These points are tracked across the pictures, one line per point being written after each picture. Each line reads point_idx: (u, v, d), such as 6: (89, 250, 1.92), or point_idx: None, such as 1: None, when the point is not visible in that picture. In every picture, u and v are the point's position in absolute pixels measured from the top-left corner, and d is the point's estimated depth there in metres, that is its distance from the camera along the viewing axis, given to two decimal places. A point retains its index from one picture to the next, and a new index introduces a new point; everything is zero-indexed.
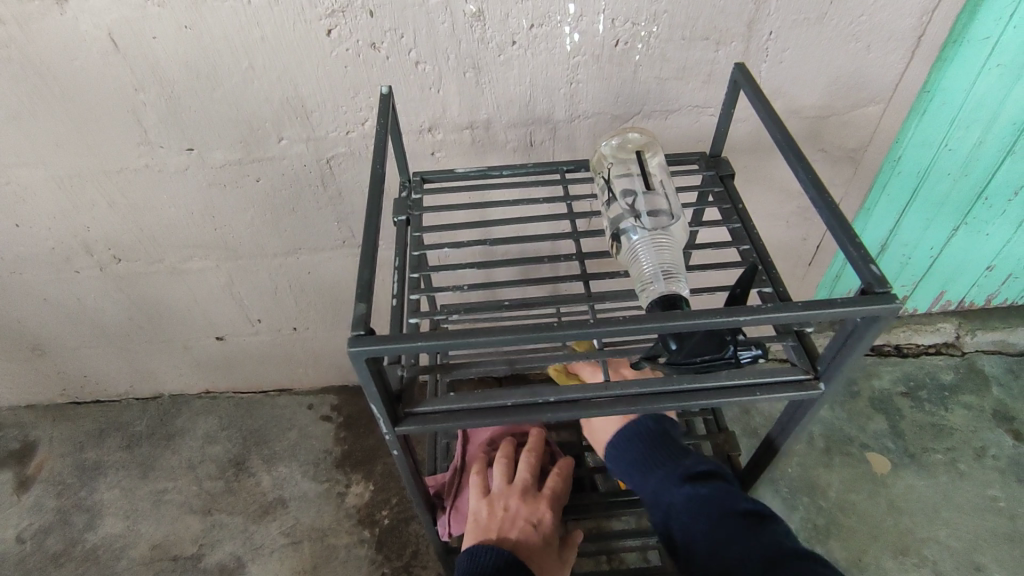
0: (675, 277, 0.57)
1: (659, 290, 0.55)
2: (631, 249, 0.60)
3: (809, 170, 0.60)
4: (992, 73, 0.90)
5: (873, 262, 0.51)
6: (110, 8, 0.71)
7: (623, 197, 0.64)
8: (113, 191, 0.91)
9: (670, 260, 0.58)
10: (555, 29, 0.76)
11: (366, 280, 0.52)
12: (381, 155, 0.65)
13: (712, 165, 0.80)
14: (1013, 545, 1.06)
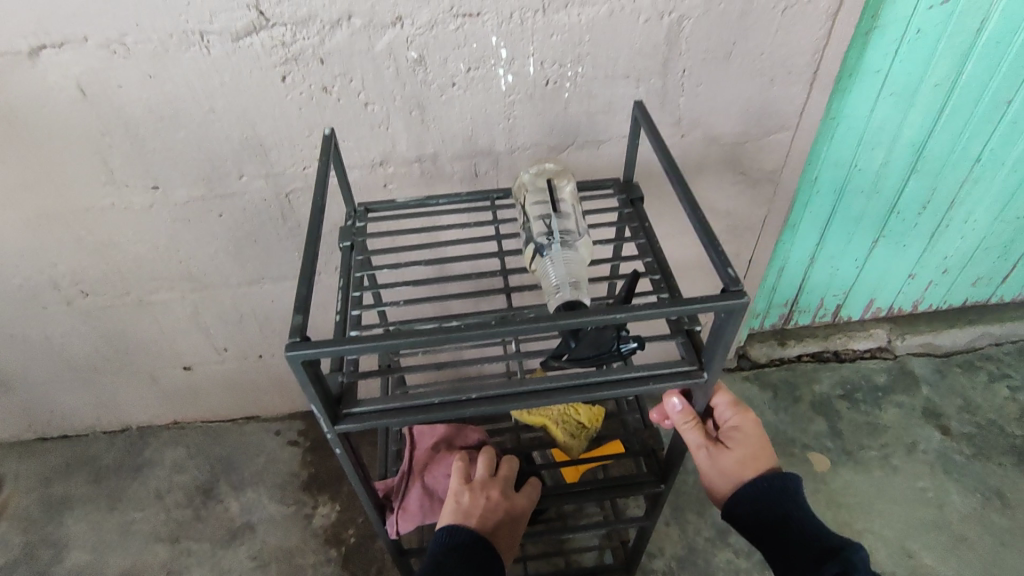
0: (579, 285, 0.64)
1: (563, 294, 0.62)
2: (543, 263, 0.67)
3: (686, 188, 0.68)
4: (887, 101, 1.01)
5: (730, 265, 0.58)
6: (78, 60, 0.77)
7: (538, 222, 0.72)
8: (80, 228, 0.96)
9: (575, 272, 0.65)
10: (490, 71, 0.84)
11: (304, 295, 0.58)
12: (325, 187, 0.72)
13: (624, 189, 0.88)
14: (941, 532, 1.14)
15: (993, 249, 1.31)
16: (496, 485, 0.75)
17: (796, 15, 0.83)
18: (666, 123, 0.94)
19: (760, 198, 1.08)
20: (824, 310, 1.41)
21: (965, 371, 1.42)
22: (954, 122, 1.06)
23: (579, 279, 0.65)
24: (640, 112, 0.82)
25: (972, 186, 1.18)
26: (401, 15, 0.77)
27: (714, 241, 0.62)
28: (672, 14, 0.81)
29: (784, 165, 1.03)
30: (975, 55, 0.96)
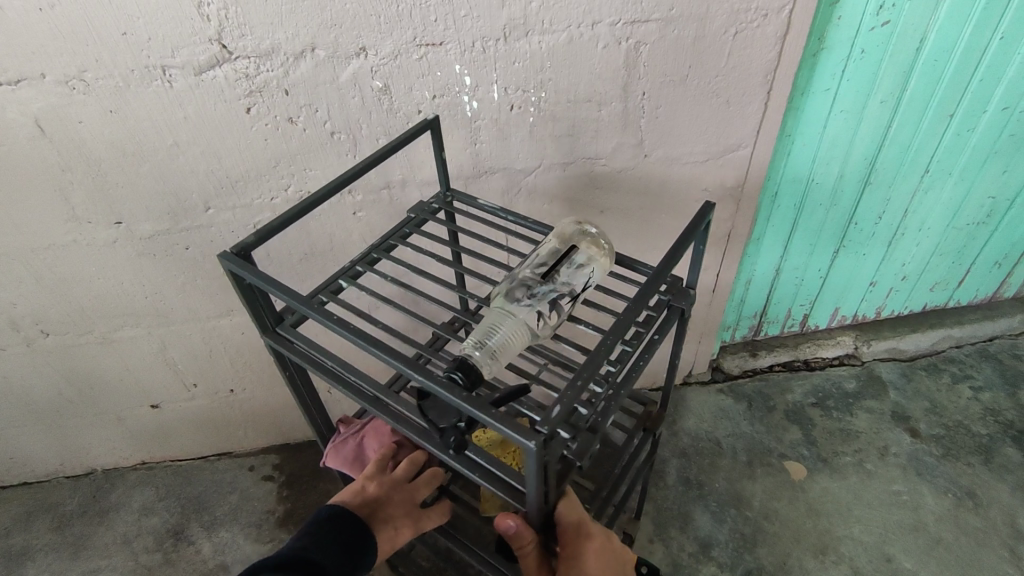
0: (500, 352, 0.60)
1: (474, 356, 0.59)
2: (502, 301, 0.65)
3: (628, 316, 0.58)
4: (839, 118, 1.06)
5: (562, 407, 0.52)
6: (36, 97, 0.76)
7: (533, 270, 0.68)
8: (39, 266, 0.94)
9: (504, 346, 0.61)
10: (455, 98, 0.86)
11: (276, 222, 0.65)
12: (366, 167, 0.73)
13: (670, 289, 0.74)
14: (917, 533, 1.16)
15: (947, 255, 1.36)
16: (401, 489, 0.77)
17: (747, 38, 0.86)
18: (629, 144, 0.96)
19: (723, 214, 1.11)
20: (792, 320, 1.44)
21: (929, 374, 1.46)
22: (901, 135, 1.11)
23: (501, 355, 0.60)
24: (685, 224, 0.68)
25: (923, 195, 1.23)
26: (364, 46, 0.79)
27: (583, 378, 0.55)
28: (629, 40, 0.84)
29: (744, 181, 1.06)
30: (917, 72, 1.01)
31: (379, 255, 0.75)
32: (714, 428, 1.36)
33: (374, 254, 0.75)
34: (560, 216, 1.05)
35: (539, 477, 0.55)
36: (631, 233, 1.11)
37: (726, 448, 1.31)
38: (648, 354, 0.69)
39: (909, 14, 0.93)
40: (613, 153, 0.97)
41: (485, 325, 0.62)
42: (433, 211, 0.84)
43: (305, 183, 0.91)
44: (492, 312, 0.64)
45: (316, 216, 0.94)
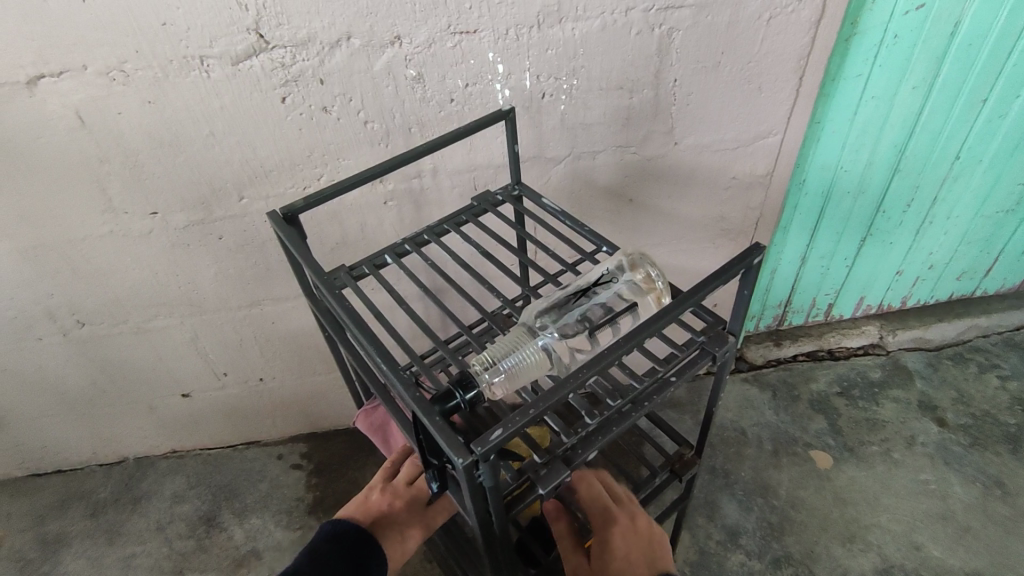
0: (512, 380, 0.55)
1: (484, 377, 0.53)
2: (539, 325, 0.58)
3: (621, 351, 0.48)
4: (869, 104, 1.05)
5: (505, 429, 0.44)
6: (77, 88, 0.77)
7: (580, 296, 0.61)
8: (77, 257, 0.95)
9: (517, 370, 0.55)
10: (488, 86, 0.86)
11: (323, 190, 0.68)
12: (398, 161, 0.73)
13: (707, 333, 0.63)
14: (946, 522, 1.16)
15: (975, 244, 1.35)
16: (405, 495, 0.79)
17: (781, 23, 0.85)
18: (659, 132, 0.96)
19: (751, 203, 1.10)
20: (818, 309, 1.43)
21: (956, 364, 1.45)
22: (932, 122, 1.10)
23: (512, 378, 0.55)
24: (728, 267, 0.55)
25: (953, 183, 1.22)
26: (399, 34, 0.79)
27: (545, 401, 0.46)
28: (662, 26, 0.83)
29: (773, 168, 1.05)
30: (950, 57, 1.00)
31: (430, 238, 0.73)
32: (738, 417, 1.36)
33: (425, 236, 0.74)
34: (588, 205, 1.05)
35: (479, 497, 0.48)
36: (659, 222, 1.11)
37: (751, 437, 1.31)
38: (655, 397, 0.59)
39: None
40: (644, 141, 0.97)
41: (510, 341, 0.57)
42: (497, 203, 0.79)
43: (337, 173, 0.92)
44: (519, 330, 0.58)
45: (349, 205, 0.95)
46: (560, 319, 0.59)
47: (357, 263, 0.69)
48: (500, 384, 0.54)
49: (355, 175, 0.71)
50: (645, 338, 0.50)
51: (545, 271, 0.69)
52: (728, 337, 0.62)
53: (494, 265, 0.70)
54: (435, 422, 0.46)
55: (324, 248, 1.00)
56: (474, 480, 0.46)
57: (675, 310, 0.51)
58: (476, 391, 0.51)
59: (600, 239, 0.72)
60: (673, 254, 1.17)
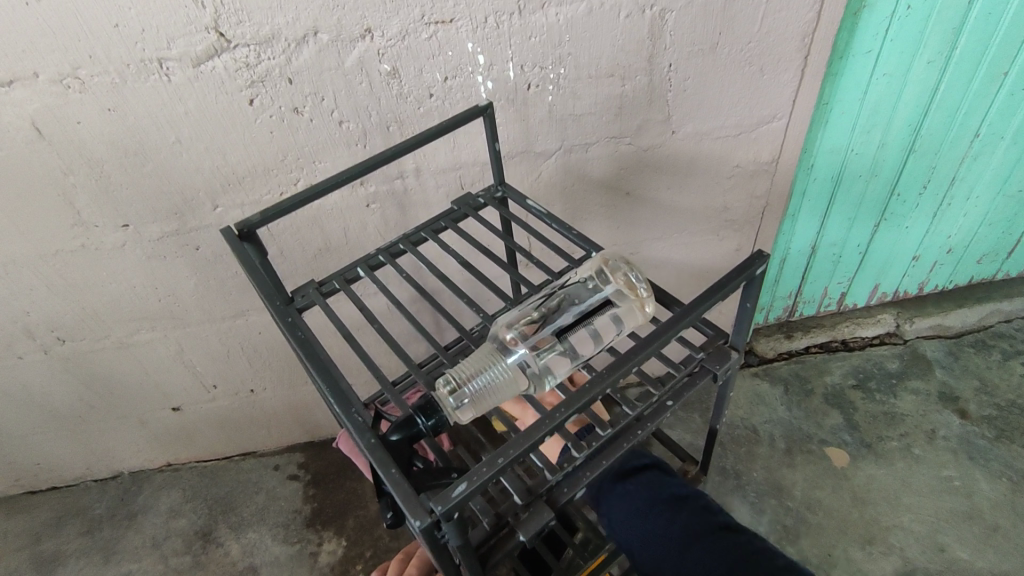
0: (479, 403, 0.50)
1: (449, 404, 0.48)
2: (508, 341, 0.54)
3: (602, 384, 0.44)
4: (881, 81, 0.98)
5: (470, 481, 0.40)
6: (31, 97, 0.72)
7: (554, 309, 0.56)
8: (51, 273, 0.91)
9: (486, 393, 0.50)
10: (469, 79, 0.80)
11: (288, 204, 0.64)
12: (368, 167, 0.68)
13: (705, 348, 0.58)
14: (971, 521, 1.10)
15: (996, 226, 1.28)
16: None
17: None
18: (655, 120, 0.90)
19: (756, 191, 1.04)
20: (829, 299, 1.37)
21: (978, 351, 1.38)
22: (949, 98, 1.03)
23: (480, 404, 0.50)
24: (724, 278, 0.50)
25: (973, 162, 1.14)
26: (370, 27, 0.73)
27: (518, 445, 0.42)
28: (654, 7, 0.77)
29: (779, 154, 0.99)
30: (969, 28, 0.92)
31: (405, 247, 0.68)
32: (749, 414, 1.30)
33: (400, 246, 0.69)
34: (583, 200, 1.00)
35: (446, 556, 0.43)
36: (659, 215, 1.05)
37: (763, 435, 1.26)
38: (650, 422, 0.55)
39: None
40: (639, 130, 0.91)
41: (477, 357, 0.52)
42: (478, 206, 0.75)
43: (315, 177, 0.87)
44: (489, 346, 0.53)
45: (329, 210, 0.90)
46: (533, 330, 0.54)
47: (326, 278, 0.65)
48: (468, 410, 0.49)
49: (323, 183, 0.67)
50: (630, 368, 0.45)
51: (529, 283, 0.64)
52: (731, 353, 0.58)
53: (475, 277, 0.65)
54: (394, 475, 0.42)
55: (307, 256, 0.95)
56: (439, 539, 0.42)
57: (664, 335, 0.47)
58: (440, 417, 0.47)
59: (588, 244, 0.66)
60: (675, 247, 1.11)
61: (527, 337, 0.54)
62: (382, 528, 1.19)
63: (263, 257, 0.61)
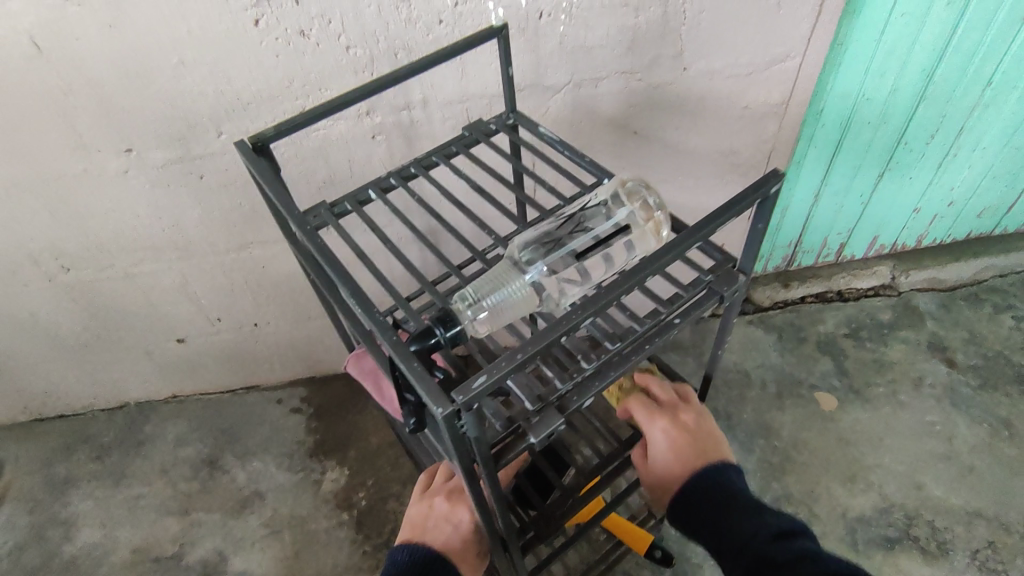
0: (496, 319, 0.51)
1: (465, 315, 0.50)
2: (524, 261, 0.54)
3: (618, 292, 0.44)
4: (898, 22, 0.96)
5: (490, 373, 0.42)
6: (30, 11, 0.70)
7: (570, 230, 0.56)
8: (52, 199, 0.91)
9: (503, 307, 0.51)
10: (480, 5, 0.78)
11: (300, 120, 0.63)
12: (377, 87, 0.66)
13: (713, 273, 0.59)
14: (948, 462, 1.15)
15: (1000, 178, 1.28)
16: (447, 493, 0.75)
17: None
18: (667, 56, 0.89)
19: (764, 134, 1.04)
20: (828, 249, 1.39)
21: (970, 304, 1.40)
22: (966, 43, 1.01)
23: (495, 317, 0.51)
24: (740, 198, 0.50)
25: (982, 111, 1.14)
26: None
27: (536, 342, 0.43)
28: None
29: (789, 96, 0.98)
30: None
31: (416, 171, 0.69)
32: (743, 359, 1.33)
33: (411, 169, 0.69)
34: (591, 139, 0.99)
35: (464, 445, 0.45)
36: (667, 157, 1.04)
37: (756, 379, 1.29)
38: (655, 339, 0.56)
39: None
40: (650, 66, 0.90)
41: (492, 276, 0.53)
42: (487, 133, 0.74)
43: (320, 105, 0.86)
44: (502, 263, 0.54)
45: (334, 141, 0.89)
46: (548, 252, 0.55)
47: (339, 200, 0.65)
48: (484, 323, 0.50)
49: (331, 102, 0.66)
50: (644, 277, 0.46)
51: (541, 207, 0.64)
52: (740, 276, 0.59)
53: (487, 201, 0.65)
54: (416, 367, 0.43)
55: (311, 188, 0.95)
56: (459, 428, 0.43)
57: (678, 247, 0.47)
58: (458, 328, 0.48)
59: (601, 173, 0.66)
60: (680, 191, 1.11)
61: (542, 257, 0.54)
62: (383, 459, 1.23)
63: (276, 172, 0.61)
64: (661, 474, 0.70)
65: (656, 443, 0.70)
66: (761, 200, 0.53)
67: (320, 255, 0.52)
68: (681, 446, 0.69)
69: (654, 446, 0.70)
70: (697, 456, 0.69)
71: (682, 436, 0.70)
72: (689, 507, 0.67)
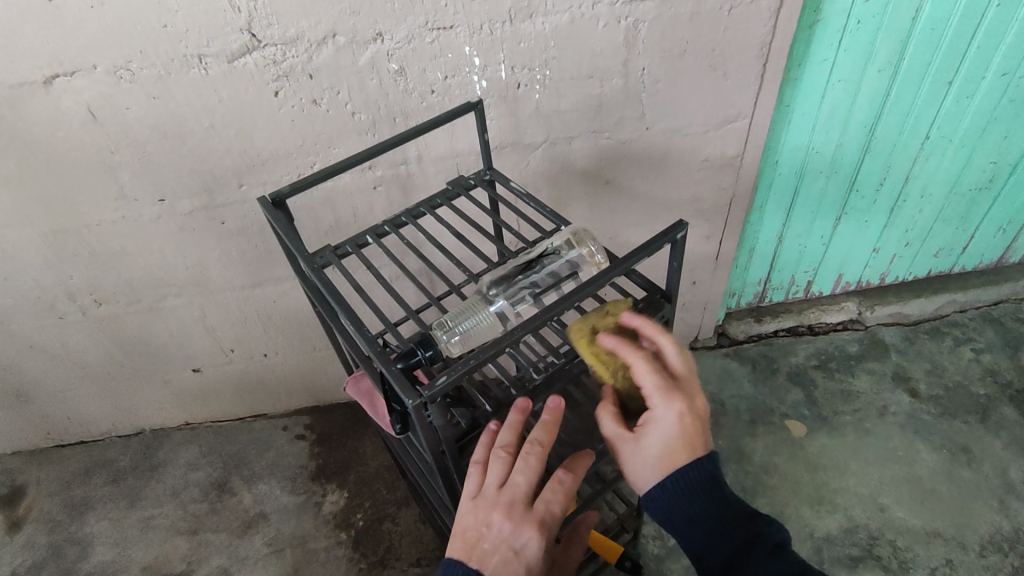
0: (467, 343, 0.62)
1: (441, 338, 0.60)
2: (491, 296, 0.65)
3: (555, 311, 0.55)
4: (836, 88, 1.09)
5: (449, 373, 0.52)
6: (89, 87, 0.84)
7: (529, 270, 0.68)
8: (92, 241, 1.03)
9: (472, 333, 0.62)
10: (466, 78, 0.92)
11: (312, 177, 0.75)
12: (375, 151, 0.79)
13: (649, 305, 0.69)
14: (910, 486, 1.23)
15: (950, 222, 1.40)
16: None
17: (742, 13, 0.90)
18: (631, 117, 1.02)
19: (723, 184, 1.16)
20: (797, 286, 1.49)
21: (932, 338, 1.50)
22: (900, 104, 1.14)
23: (466, 340, 0.62)
24: (659, 240, 0.61)
25: (924, 162, 1.26)
26: (382, 31, 0.85)
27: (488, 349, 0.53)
28: (628, 19, 0.89)
29: (743, 151, 1.11)
30: (915, 40, 1.04)
31: (407, 220, 0.80)
32: (718, 389, 1.43)
33: (402, 218, 0.80)
34: (567, 188, 1.11)
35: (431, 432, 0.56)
36: (637, 203, 1.16)
37: (729, 407, 1.38)
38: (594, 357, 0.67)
39: None
40: (616, 126, 1.03)
41: (465, 308, 0.64)
42: (469, 186, 0.86)
43: (328, 161, 0.99)
44: (472, 298, 0.65)
45: (341, 191, 1.02)
46: (510, 288, 0.66)
47: (341, 243, 0.77)
48: (456, 344, 0.61)
49: (338, 162, 0.78)
50: (578, 301, 0.56)
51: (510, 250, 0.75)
52: (665, 303, 0.70)
53: (465, 245, 0.76)
54: (393, 370, 0.54)
55: (320, 231, 1.07)
56: (425, 418, 0.54)
57: (607, 276, 0.57)
58: (436, 350, 0.58)
59: (561, 220, 0.77)
60: (651, 233, 1.23)
61: (506, 293, 0.66)
62: (380, 482, 1.32)
63: (290, 221, 0.73)
64: (646, 455, 0.63)
65: (661, 421, 0.62)
66: (679, 243, 0.64)
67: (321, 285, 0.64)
68: (686, 439, 0.62)
69: (656, 425, 0.62)
70: (696, 449, 0.62)
71: (691, 427, 0.62)
72: (673, 496, 0.63)
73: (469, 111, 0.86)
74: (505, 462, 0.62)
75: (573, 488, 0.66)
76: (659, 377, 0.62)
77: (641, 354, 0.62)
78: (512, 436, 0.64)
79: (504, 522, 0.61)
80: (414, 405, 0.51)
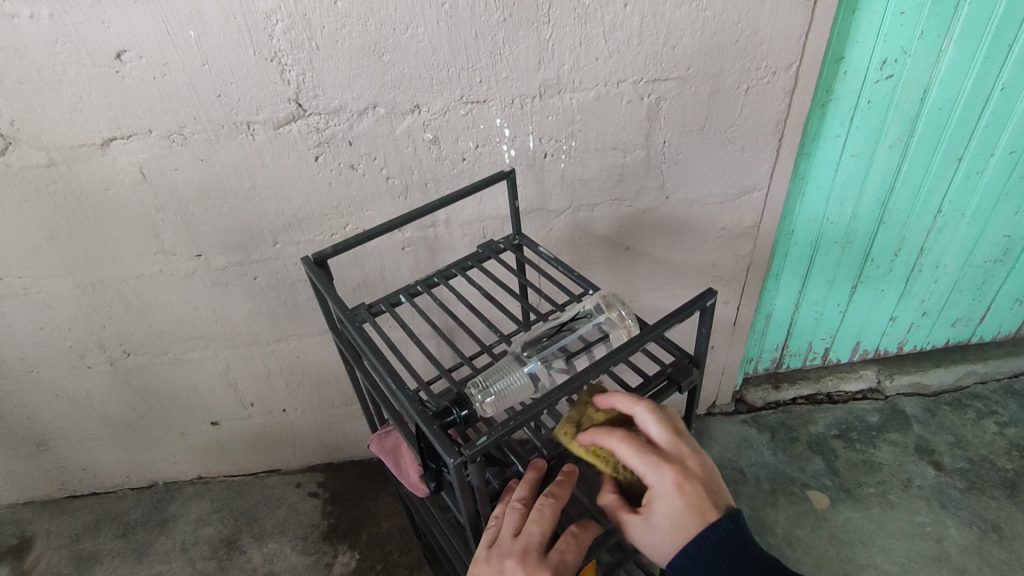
0: (503, 400, 0.63)
1: (477, 398, 0.62)
2: (524, 357, 0.67)
3: (592, 376, 0.56)
4: (848, 162, 1.13)
5: (489, 435, 0.53)
6: (143, 149, 0.90)
7: (563, 333, 0.69)
8: (129, 293, 1.07)
9: (506, 392, 0.64)
10: (496, 147, 0.97)
11: (354, 239, 0.79)
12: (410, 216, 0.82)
13: (679, 370, 0.71)
14: (941, 565, 1.19)
15: (966, 292, 1.41)
16: None
17: (759, 93, 0.95)
18: (651, 187, 1.06)
19: (741, 251, 1.19)
20: (814, 353, 1.49)
21: (953, 409, 1.48)
22: (911, 178, 1.17)
23: (500, 400, 0.63)
24: (691, 306, 0.63)
25: (937, 234, 1.28)
26: (419, 104, 0.91)
27: (526, 410, 0.54)
28: (651, 96, 0.94)
29: (760, 221, 1.14)
30: (923, 120, 1.08)
31: (439, 281, 0.83)
32: (738, 456, 1.41)
33: (434, 279, 0.83)
34: (589, 252, 1.15)
35: (469, 492, 0.57)
36: (656, 268, 1.19)
37: (750, 476, 1.36)
38: None
39: (911, 69, 1.01)
40: (637, 195, 1.07)
41: (499, 368, 0.66)
42: (499, 250, 0.90)
43: (361, 222, 1.03)
44: (507, 358, 0.67)
45: (371, 251, 1.05)
46: (544, 349, 0.68)
47: (376, 302, 0.79)
48: (491, 404, 0.63)
49: (377, 226, 0.82)
50: (612, 365, 0.57)
51: (539, 311, 0.77)
52: (693, 368, 0.71)
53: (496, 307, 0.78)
54: (433, 430, 0.55)
55: (348, 287, 1.10)
56: (463, 478, 0.55)
57: (639, 342, 0.59)
58: (471, 410, 0.60)
59: (590, 285, 0.80)
60: (670, 297, 1.25)
61: (539, 354, 0.67)
62: (392, 544, 1.29)
63: (329, 280, 0.76)
64: (659, 532, 0.62)
65: (661, 497, 0.60)
66: (706, 311, 0.66)
67: (361, 341, 0.65)
68: (692, 508, 0.60)
69: (659, 503, 0.60)
70: (706, 514, 0.60)
71: (693, 494, 0.59)
72: (695, 562, 0.61)
73: (502, 179, 0.91)
74: (520, 515, 0.63)
75: (584, 541, 0.66)
76: (645, 455, 0.60)
77: (620, 441, 0.60)
78: (528, 492, 0.65)
79: (517, 570, 0.59)
80: (457, 467, 0.52)
